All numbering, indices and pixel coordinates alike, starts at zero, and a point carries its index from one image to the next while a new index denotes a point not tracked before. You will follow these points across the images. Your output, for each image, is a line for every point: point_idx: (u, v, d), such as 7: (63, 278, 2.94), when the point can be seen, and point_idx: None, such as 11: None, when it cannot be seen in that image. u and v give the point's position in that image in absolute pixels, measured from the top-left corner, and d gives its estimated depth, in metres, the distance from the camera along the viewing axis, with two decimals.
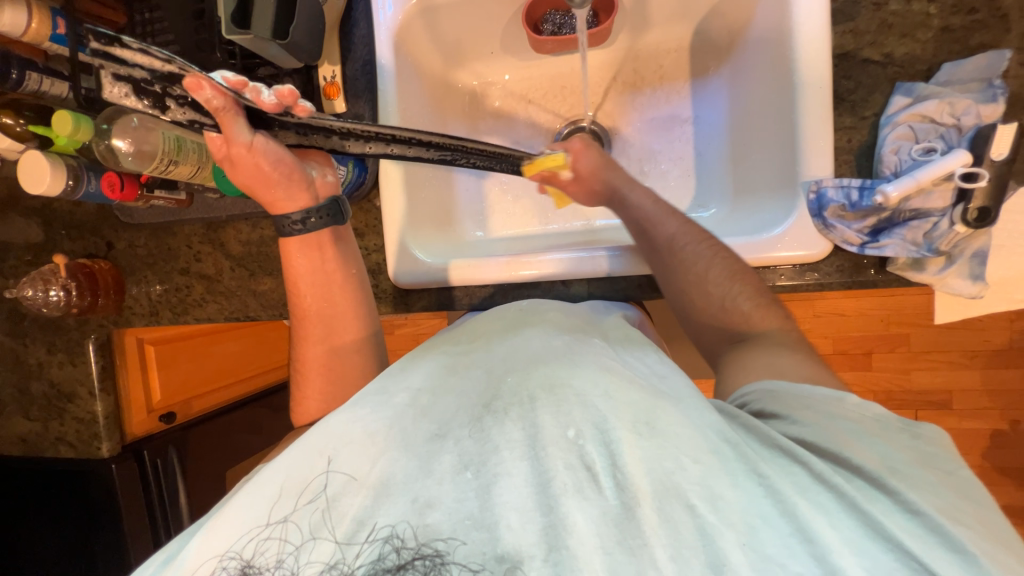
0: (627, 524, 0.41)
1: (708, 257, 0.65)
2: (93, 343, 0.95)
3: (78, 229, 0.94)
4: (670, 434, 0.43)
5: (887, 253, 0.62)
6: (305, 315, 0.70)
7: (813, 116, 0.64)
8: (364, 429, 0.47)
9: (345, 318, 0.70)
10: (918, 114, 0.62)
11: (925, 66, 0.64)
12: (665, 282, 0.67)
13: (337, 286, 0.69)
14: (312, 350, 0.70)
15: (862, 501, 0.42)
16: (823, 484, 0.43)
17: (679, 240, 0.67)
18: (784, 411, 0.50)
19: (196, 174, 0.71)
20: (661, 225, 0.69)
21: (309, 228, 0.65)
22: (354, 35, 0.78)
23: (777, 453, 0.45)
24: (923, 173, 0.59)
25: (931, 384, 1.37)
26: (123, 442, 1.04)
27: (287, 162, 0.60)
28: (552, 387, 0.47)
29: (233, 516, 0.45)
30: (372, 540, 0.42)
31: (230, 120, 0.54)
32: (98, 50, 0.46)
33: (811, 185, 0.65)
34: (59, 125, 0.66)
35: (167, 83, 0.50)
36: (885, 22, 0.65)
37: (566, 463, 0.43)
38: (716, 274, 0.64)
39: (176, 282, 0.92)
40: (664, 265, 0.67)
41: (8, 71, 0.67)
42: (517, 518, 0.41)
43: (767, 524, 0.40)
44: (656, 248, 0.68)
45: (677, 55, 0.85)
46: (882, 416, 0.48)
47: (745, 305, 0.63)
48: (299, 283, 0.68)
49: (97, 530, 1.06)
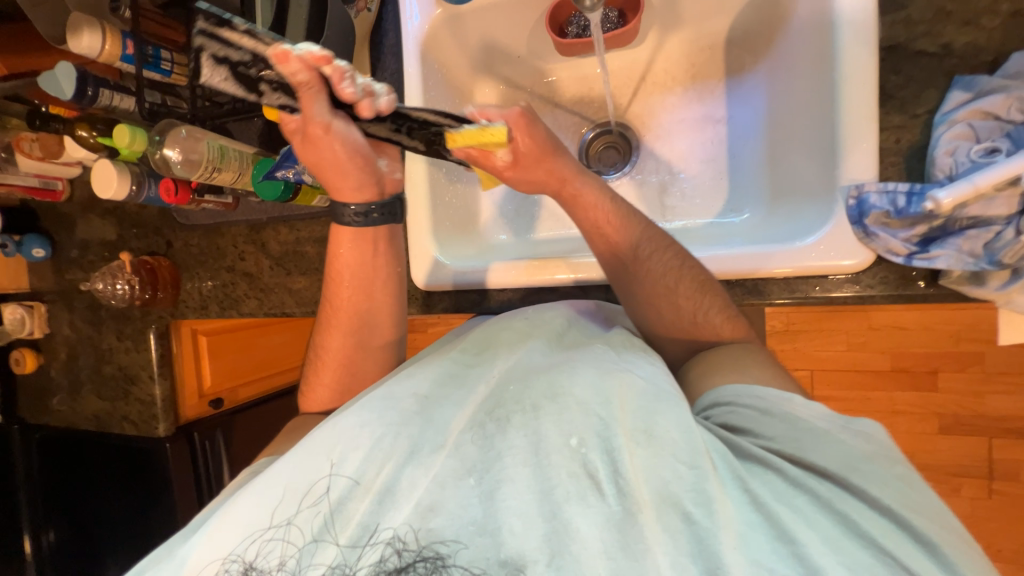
0: (629, 528, 0.40)
1: (677, 267, 0.62)
2: (154, 333, 1.05)
3: (143, 229, 1.04)
4: (666, 440, 0.43)
5: (939, 264, 0.56)
6: (335, 305, 0.72)
7: (857, 115, 0.59)
8: (371, 436, 0.48)
9: (379, 313, 0.73)
10: (979, 111, 0.56)
11: (990, 57, 0.58)
12: (630, 294, 0.65)
13: (378, 280, 0.71)
14: (338, 340, 0.72)
15: (834, 500, 0.43)
16: (799, 487, 0.44)
17: (644, 249, 0.64)
18: (750, 424, 0.49)
19: (237, 180, 0.77)
20: (624, 231, 0.64)
21: (370, 221, 0.68)
22: (384, 44, 0.82)
23: (753, 464, 0.46)
24: (981, 177, 0.52)
25: (1009, 409, 1.22)
26: (178, 423, 1.14)
27: (360, 152, 0.60)
28: (555, 396, 0.47)
29: (238, 517, 0.47)
30: (375, 544, 0.43)
31: (312, 97, 0.51)
32: (205, 29, 0.43)
33: (851, 190, 0.60)
34: (119, 137, 0.75)
35: (264, 66, 0.48)
36: (943, 9, 0.58)
37: (569, 471, 0.43)
38: (684, 286, 0.61)
39: (224, 278, 0.99)
40: (629, 278, 0.64)
41: (85, 88, 0.75)
42: (520, 524, 0.41)
43: (755, 530, 0.41)
44: (621, 259, 0.65)
45: (710, 53, 0.81)
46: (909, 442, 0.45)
47: (715, 317, 0.61)
48: (343, 272, 0.70)
49: (155, 500, 1.17)
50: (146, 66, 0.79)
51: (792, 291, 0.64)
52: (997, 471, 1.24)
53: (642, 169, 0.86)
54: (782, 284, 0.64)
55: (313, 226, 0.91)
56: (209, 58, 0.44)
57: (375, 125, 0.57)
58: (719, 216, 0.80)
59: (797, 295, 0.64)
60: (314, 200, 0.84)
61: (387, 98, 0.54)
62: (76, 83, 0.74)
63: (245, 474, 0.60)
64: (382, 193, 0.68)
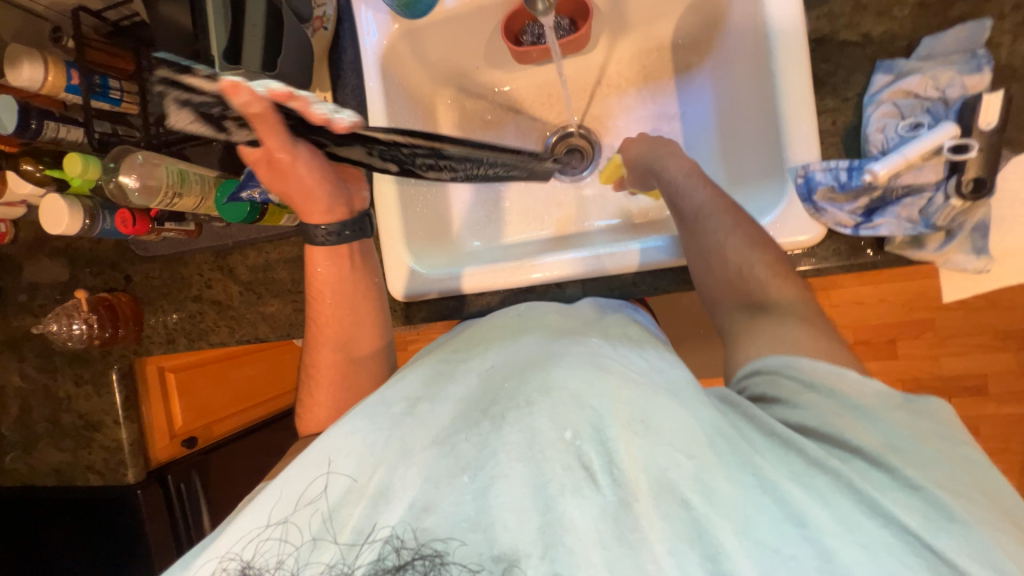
0: (624, 518, 0.40)
1: (730, 225, 0.64)
2: (117, 373, 1.00)
3: (99, 266, 0.99)
4: (665, 429, 0.43)
5: (882, 232, 0.60)
6: (321, 319, 0.71)
7: (795, 102, 0.64)
8: (361, 439, 0.48)
9: (366, 324, 0.72)
10: (901, 91, 0.62)
11: (905, 42, 0.64)
12: (687, 249, 0.67)
13: (359, 291, 0.71)
14: (327, 355, 0.71)
15: (855, 480, 0.42)
16: (819, 468, 0.43)
17: (705, 209, 0.67)
18: (784, 395, 0.49)
19: (200, 205, 0.76)
20: (688, 194, 0.70)
21: (342, 239, 0.68)
22: (343, 61, 0.83)
23: (776, 442, 0.45)
24: (910, 149, 0.58)
25: (963, 368, 1.31)
26: (149, 467, 1.07)
27: (326, 177, 0.64)
28: (549, 389, 0.46)
29: (244, 517, 0.47)
30: (373, 541, 0.42)
31: (269, 128, 0.53)
32: (167, 77, 0.45)
33: (798, 170, 0.64)
34: (70, 166, 0.71)
35: (228, 107, 0.50)
36: (859, 2, 0.64)
37: (564, 465, 0.42)
38: (735, 240, 0.63)
39: (190, 309, 0.95)
40: (688, 233, 0.67)
41: (27, 122, 0.72)
42: (514, 519, 0.41)
43: (759, 511, 0.40)
44: (682, 216, 0.69)
45: (659, 54, 0.86)
46: (873, 390, 0.47)
47: (762, 273, 0.61)
48: (322, 289, 0.70)
49: (128, 553, 1.09)
50: (93, 96, 0.76)
51: None
52: None
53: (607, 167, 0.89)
54: None
55: (283, 247, 0.89)
56: (173, 104, 0.46)
57: (350, 149, 0.58)
58: None
59: None
60: (281, 220, 0.84)
61: (353, 118, 0.55)
62: (18, 117, 0.71)
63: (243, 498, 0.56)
64: (352, 210, 0.69)
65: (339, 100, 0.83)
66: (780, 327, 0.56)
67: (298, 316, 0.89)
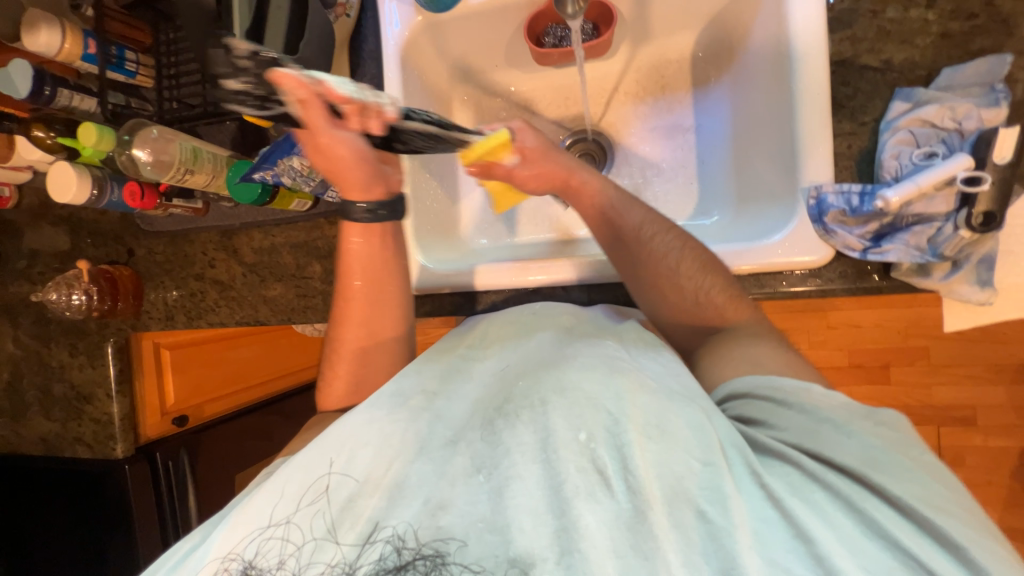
0: (638, 526, 0.40)
1: (678, 248, 0.63)
2: (112, 346, 0.99)
3: (102, 237, 0.98)
4: (679, 436, 0.43)
5: (890, 258, 0.61)
6: (348, 296, 0.70)
7: (812, 123, 0.64)
8: (379, 431, 0.48)
9: (390, 304, 0.71)
10: (918, 119, 0.62)
11: (925, 71, 0.64)
12: (634, 276, 0.64)
13: (386, 269, 0.70)
14: (352, 332, 0.71)
15: (858, 500, 0.42)
16: (817, 483, 0.43)
17: (645, 231, 0.64)
18: (761, 416, 0.49)
19: (211, 183, 0.76)
20: (627, 214, 0.66)
21: (377, 219, 0.68)
22: (363, 49, 0.82)
23: (772, 458, 0.45)
24: (924, 178, 0.58)
25: (954, 399, 1.32)
26: (138, 443, 1.07)
27: (365, 159, 0.61)
28: (563, 390, 0.47)
29: (248, 514, 0.46)
30: (375, 542, 0.42)
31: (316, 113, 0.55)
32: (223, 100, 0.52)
33: (811, 191, 0.64)
34: (84, 136, 0.71)
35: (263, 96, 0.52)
36: (883, 29, 0.65)
37: (578, 466, 0.42)
38: (686, 267, 0.62)
39: (192, 287, 0.95)
40: (635, 260, 0.64)
41: (41, 87, 0.71)
42: (530, 521, 0.41)
43: (770, 528, 0.40)
44: (623, 241, 0.65)
45: (679, 65, 0.86)
46: (840, 401, 0.47)
47: (720, 298, 0.61)
48: (352, 265, 0.69)
49: (110, 528, 1.08)
50: (110, 67, 0.76)
51: (761, 286, 0.67)
52: (946, 456, 1.34)
53: (616, 173, 0.89)
54: (753, 280, 0.67)
55: (289, 230, 0.89)
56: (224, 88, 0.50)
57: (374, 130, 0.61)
58: (691, 218, 0.84)
59: (766, 290, 0.67)
60: (291, 205, 0.82)
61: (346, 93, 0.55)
62: (32, 82, 0.70)
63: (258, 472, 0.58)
64: (390, 189, 0.67)
65: None
66: (749, 348, 0.57)
67: (300, 302, 0.89)
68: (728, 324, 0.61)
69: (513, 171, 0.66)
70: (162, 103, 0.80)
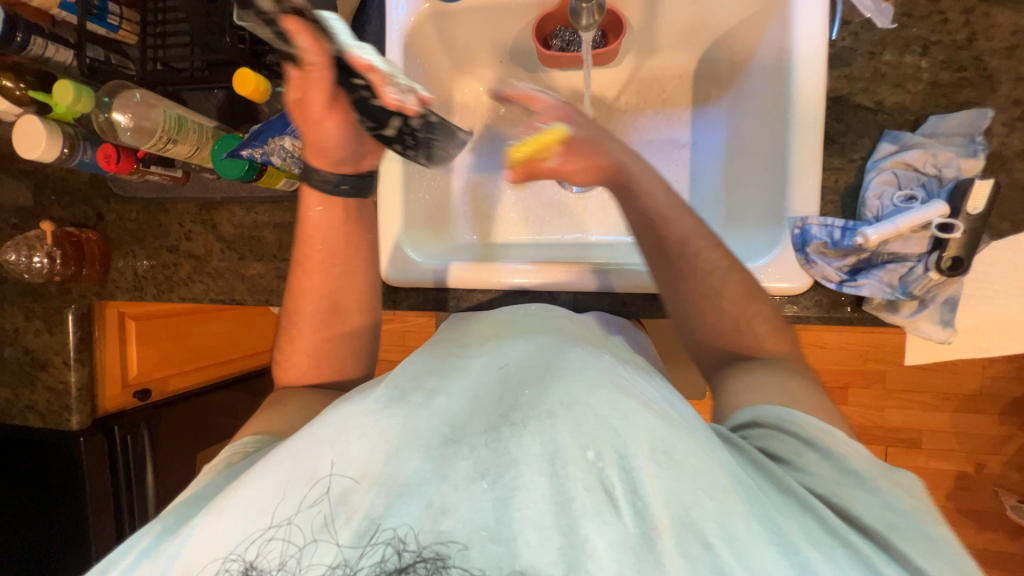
0: (646, 554, 0.40)
1: (723, 268, 0.64)
2: (73, 313, 0.94)
3: (69, 197, 0.93)
4: (687, 464, 0.44)
5: (864, 292, 0.64)
6: (307, 265, 0.70)
7: (804, 155, 0.66)
8: (376, 426, 0.48)
9: (354, 278, 0.71)
10: (902, 162, 0.65)
11: (913, 116, 0.67)
12: (674, 289, 0.66)
13: (350, 246, 0.70)
14: (311, 305, 0.70)
15: (873, 558, 0.43)
16: (838, 539, 0.44)
17: (692, 244, 0.65)
18: (788, 456, 0.51)
19: (194, 155, 0.72)
20: (673, 224, 0.65)
21: (339, 191, 0.67)
22: (366, 31, 0.81)
23: (792, 500, 0.46)
24: (902, 219, 0.61)
25: (903, 422, 1.39)
26: (94, 415, 1.03)
27: (347, 140, 0.63)
28: (571, 404, 0.47)
29: (235, 510, 0.45)
30: (376, 544, 0.41)
31: (319, 77, 0.57)
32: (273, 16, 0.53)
33: (796, 222, 0.66)
34: (59, 93, 0.66)
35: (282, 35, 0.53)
36: (878, 71, 0.67)
37: (586, 484, 0.42)
38: (731, 290, 0.64)
39: (165, 259, 0.91)
40: (671, 271, 0.65)
41: (13, 33, 0.67)
42: (537, 537, 0.40)
43: (778, 565, 0.40)
44: (666, 254, 0.65)
45: (680, 82, 0.87)
46: (861, 453, 0.51)
47: (758, 327, 0.64)
48: (313, 234, 0.69)
49: (57, 502, 1.03)
50: (90, 19, 0.73)
51: None
52: None
53: None
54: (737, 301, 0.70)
55: (273, 209, 0.86)
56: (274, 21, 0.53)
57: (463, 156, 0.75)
58: None
59: None
60: (279, 183, 0.80)
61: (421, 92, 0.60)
62: (3, 28, 0.66)
63: (232, 454, 0.58)
64: (358, 170, 0.67)
65: None
66: (773, 377, 0.60)
67: (280, 284, 0.86)
68: (766, 352, 0.64)
69: (557, 168, 0.68)
70: (144, 64, 0.77)
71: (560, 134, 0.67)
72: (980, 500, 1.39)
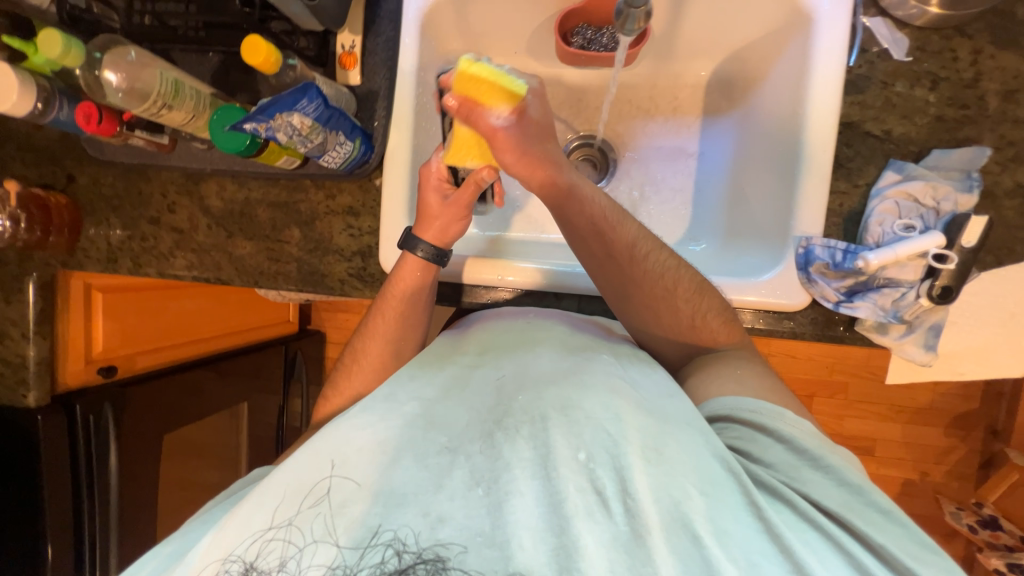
0: (637, 550, 0.41)
1: (673, 268, 0.66)
2: (34, 283, 0.91)
3: (35, 155, 0.85)
4: (674, 459, 0.45)
5: (859, 313, 0.66)
6: (381, 312, 0.72)
7: (813, 177, 0.68)
8: (373, 438, 0.46)
9: (417, 335, 0.74)
10: (904, 192, 0.68)
11: (917, 148, 0.69)
12: (631, 292, 0.67)
13: (422, 307, 0.72)
14: (376, 348, 0.72)
15: (843, 541, 0.47)
16: (812, 525, 0.47)
17: (639, 248, 0.65)
18: (759, 454, 0.53)
19: (189, 122, 0.67)
20: (620, 228, 0.65)
21: (436, 260, 0.69)
22: (381, 7, 0.76)
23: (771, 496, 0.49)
24: (902, 248, 0.63)
25: (860, 431, 1.48)
26: (54, 391, 0.98)
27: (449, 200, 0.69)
28: (565, 409, 0.47)
29: (241, 516, 0.44)
30: (375, 546, 0.41)
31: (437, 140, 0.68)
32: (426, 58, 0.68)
33: (801, 241, 0.68)
34: (45, 44, 0.60)
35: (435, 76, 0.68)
36: (889, 101, 0.70)
37: (578, 485, 0.43)
38: (684, 288, 0.66)
39: (143, 230, 0.85)
40: (624, 276, 0.66)
41: None
42: (530, 539, 0.41)
43: (768, 561, 0.42)
44: (616, 260, 0.66)
45: (694, 91, 0.88)
46: (807, 428, 0.55)
47: (715, 322, 0.66)
48: (397, 288, 0.70)
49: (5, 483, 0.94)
50: None
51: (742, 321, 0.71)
52: None
53: (615, 185, 0.89)
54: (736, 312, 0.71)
55: (268, 187, 0.82)
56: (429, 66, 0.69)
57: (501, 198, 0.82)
58: (681, 243, 0.86)
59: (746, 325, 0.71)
60: (278, 161, 0.74)
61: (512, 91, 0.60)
62: None
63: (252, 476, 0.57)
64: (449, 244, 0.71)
65: (368, 47, 0.76)
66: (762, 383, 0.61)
67: (271, 266, 0.82)
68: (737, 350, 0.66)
69: (498, 129, 0.59)
70: (130, 16, 0.71)
71: (513, 90, 0.57)
72: (922, 505, 1.50)
